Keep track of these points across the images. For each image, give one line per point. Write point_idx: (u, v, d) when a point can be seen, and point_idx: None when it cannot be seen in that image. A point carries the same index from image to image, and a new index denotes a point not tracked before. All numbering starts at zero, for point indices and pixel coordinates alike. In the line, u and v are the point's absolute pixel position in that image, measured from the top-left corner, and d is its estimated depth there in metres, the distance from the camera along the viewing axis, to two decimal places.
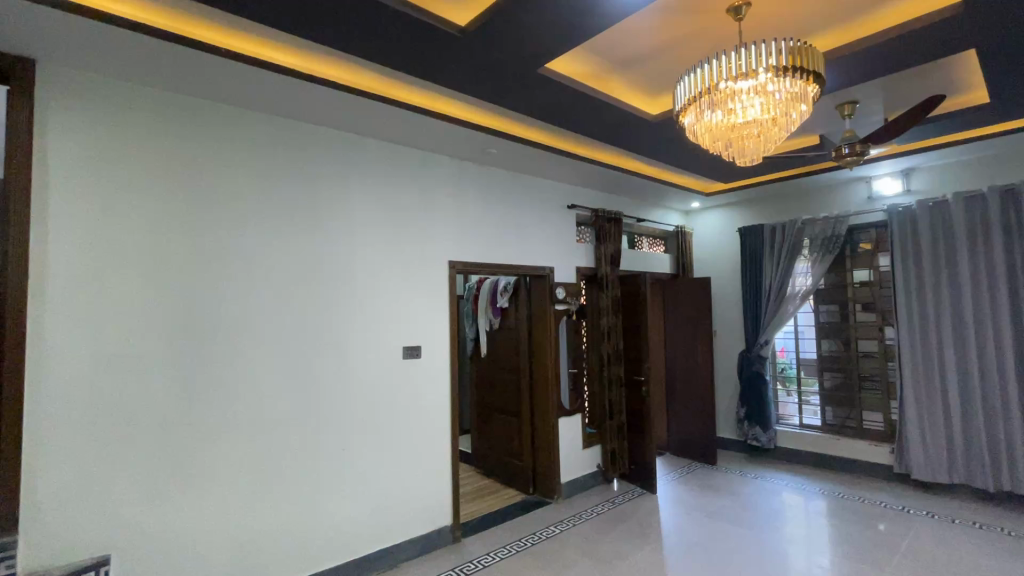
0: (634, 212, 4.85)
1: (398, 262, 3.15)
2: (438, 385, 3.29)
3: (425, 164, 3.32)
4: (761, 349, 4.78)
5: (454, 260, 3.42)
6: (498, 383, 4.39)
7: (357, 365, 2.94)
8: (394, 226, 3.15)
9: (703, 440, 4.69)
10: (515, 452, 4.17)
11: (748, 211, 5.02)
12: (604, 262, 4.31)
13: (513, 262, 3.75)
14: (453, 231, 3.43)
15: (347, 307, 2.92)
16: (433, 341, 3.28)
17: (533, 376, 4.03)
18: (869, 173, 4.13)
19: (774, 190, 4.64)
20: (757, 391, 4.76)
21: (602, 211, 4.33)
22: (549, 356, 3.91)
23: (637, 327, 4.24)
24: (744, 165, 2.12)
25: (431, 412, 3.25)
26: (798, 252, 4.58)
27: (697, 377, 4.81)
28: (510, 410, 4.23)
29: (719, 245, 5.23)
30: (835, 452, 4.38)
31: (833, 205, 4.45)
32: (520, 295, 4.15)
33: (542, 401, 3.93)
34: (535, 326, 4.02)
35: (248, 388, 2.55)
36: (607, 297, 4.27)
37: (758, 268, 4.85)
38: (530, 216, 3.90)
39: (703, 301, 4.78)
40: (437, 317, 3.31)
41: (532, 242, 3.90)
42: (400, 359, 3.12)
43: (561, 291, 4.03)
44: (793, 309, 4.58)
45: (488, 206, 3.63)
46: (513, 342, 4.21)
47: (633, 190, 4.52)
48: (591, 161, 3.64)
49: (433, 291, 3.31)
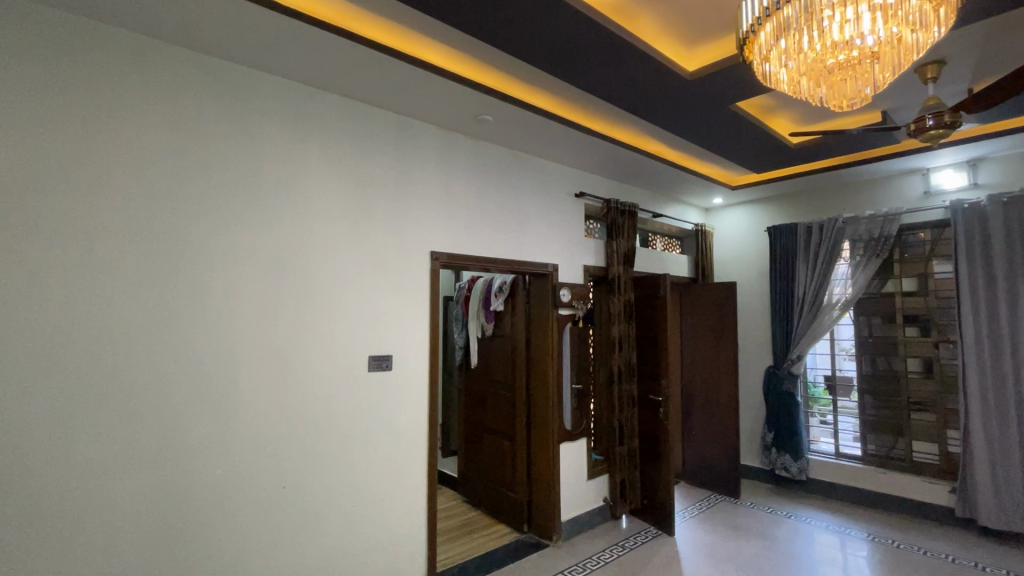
0: (650, 206, 4.26)
1: (369, 251, 2.55)
2: (413, 404, 2.67)
3: (405, 133, 2.72)
4: (792, 365, 4.18)
5: (438, 252, 2.81)
6: (490, 399, 3.77)
7: (312, 377, 2.32)
8: (367, 206, 2.56)
9: (725, 469, 4.09)
10: (507, 482, 3.55)
11: (777, 208, 4.43)
12: (615, 261, 3.71)
13: (512, 257, 3.16)
14: (437, 216, 2.83)
15: (300, 304, 2.30)
16: (410, 350, 2.67)
17: (530, 393, 3.42)
18: (927, 163, 3.56)
19: (810, 183, 4.07)
20: (786, 414, 4.16)
21: (614, 201, 3.74)
22: (551, 370, 3.30)
23: (655, 337, 3.65)
24: (839, 107, 1.55)
25: (404, 439, 2.63)
26: (837, 256, 3.99)
27: (719, 396, 4.20)
28: (503, 432, 3.62)
29: (742, 247, 4.64)
30: (880, 488, 3.78)
31: (881, 202, 3.86)
32: (518, 298, 3.55)
33: (541, 422, 3.32)
34: (535, 334, 3.42)
35: (155, 409, 1.93)
36: (619, 302, 3.67)
37: (789, 273, 4.25)
38: (532, 204, 3.32)
39: (726, 309, 4.19)
40: (416, 321, 2.71)
41: (535, 235, 3.32)
42: (367, 371, 2.50)
43: (566, 293, 3.42)
44: (832, 320, 3.99)
45: (481, 188, 3.04)
46: (509, 352, 3.60)
47: (649, 180, 3.94)
48: (606, 138, 3.05)
49: (411, 288, 2.70)
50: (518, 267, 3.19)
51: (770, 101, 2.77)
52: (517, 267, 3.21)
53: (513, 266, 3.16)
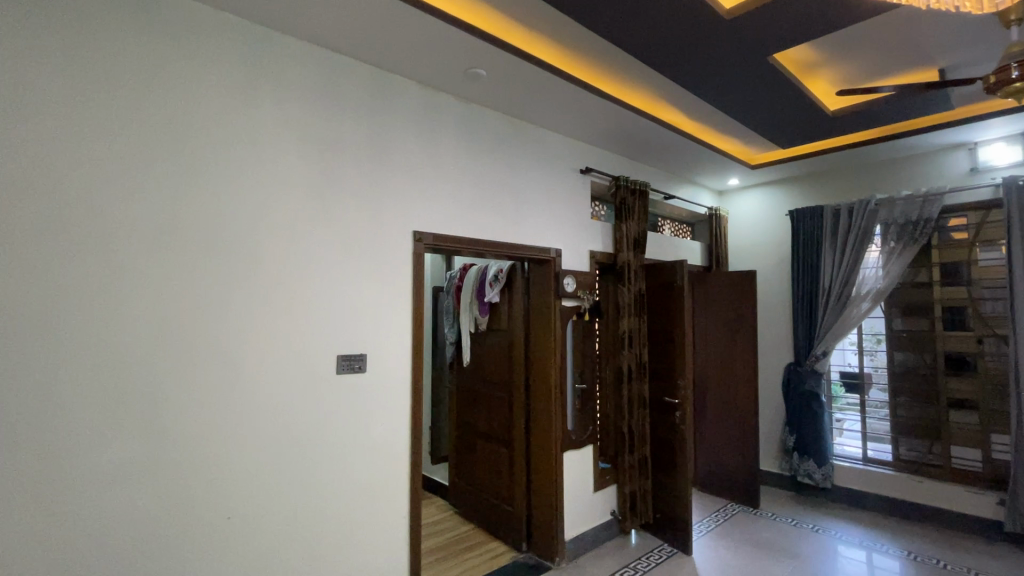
0: (661, 186, 3.87)
1: (340, 229, 2.12)
2: (391, 412, 2.25)
3: (383, 91, 2.29)
4: (817, 362, 3.81)
5: (422, 232, 2.38)
6: (484, 401, 3.37)
7: (268, 383, 1.90)
8: (338, 176, 2.13)
9: (744, 477, 3.72)
10: (503, 495, 3.17)
11: (799, 189, 4.03)
12: (625, 246, 3.31)
13: (510, 242, 2.75)
14: (422, 190, 2.40)
15: (252, 294, 1.88)
16: (389, 348, 2.25)
17: (529, 396, 3.03)
18: (976, 135, 3.17)
19: (838, 161, 3.67)
20: (810, 416, 3.78)
21: (623, 179, 3.33)
22: (554, 371, 2.90)
23: (670, 332, 3.26)
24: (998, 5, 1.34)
25: (382, 452, 2.21)
26: (868, 242, 3.60)
27: (737, 396, 3.83)
28: (499, 439, 3.23)
29: (760, 233, 4.25)
30: (916, 498, 3.44)
31: (919, 181, 3.48)
32: (516, 288, 3.14)
33: (542, 429, 2.92)
34: (534, 329, 3.02)
35: (55, 429, 1.49)
36: (629, 292, 3.27)
37: (813, 261, 3.86)
38: (532, 181, 2.90)
39: (745, 300, 3.79)
40: (397, 314, 2.29)
41: (535, 216, 2.91)
42: (336, 374, 2.08)
43: (570, 281, 3.01)
44: (862, 312, 3.62)
45: (474, 160, 2.62)
46: (505, 349, 3.20)
47: (662, 156, 3.53)
48: (618, 102, 2.65)
49: (390, 274, 2.27)
50: (516, 253, 2.78)
51: (814, 56, 2.37)
52: (515, 253, 2.81)
53: (510, 252, 2.76)
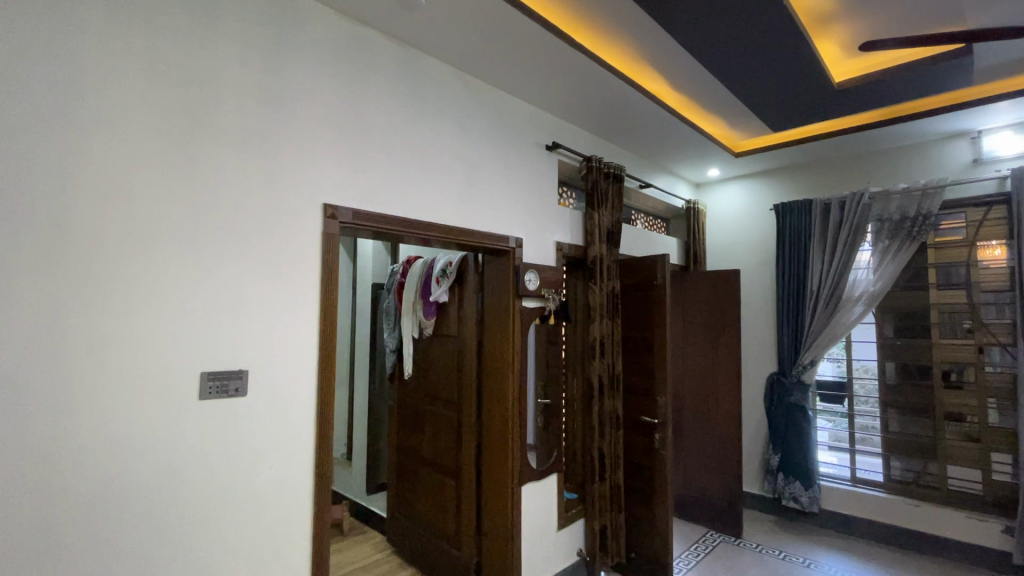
0: (636, 173, 3.42)
1: (213, 197, 1.52)
2: (290, 449, 1.65)
3: (286, 15, 1.70)
4: (803, 373, 3.44)
5: (337, 207, 1.79)
6: (429, 420, 2.81)
7: (81, 419, 1.28)
8: (212, 122, 1.52)
9: (726, 502, 3.31)
10: (450, 535, 2.62)
11: (784, 182, 3.68)
12: (596, 237, 2.83)
13: (459, 226, 2.21)
14: (341, 153, 1.83)
15: (52, 288, 1.25)
16: (284, 362, 1.65)
17: (482, 416, 2.50)
18: (981, 122, 2.87)
19: (829, 149, 3.33)
20: (797, 433, 3.40)
21: (596, 159, 2.85)
22: (513, 387, 2.38)
23: (648, 339, 2.80)
24: None
25: (274, 503, 1.61)
26: (861, 240, 3.26)
27: (717, 410, 3.41)
28: (445, 467, 2.68)
29: (741, 229, 3.88)
30: (911, 524, 3.11)
31: (916, 173, 3.16)
32: (468, 285, 2.59)
33: (497, 457, 2.40)
34: (489, 336, 2.49)
35: None
36: (601, 292, 2.79)
37: (801, 261, 3.50)
38: (487, 153, 2.38)
39: (728, 303, 3.38)
40: (299, 315, 1.69)
41: (492, 196, 2.38)
42: (199, 400, 1.47)
43: (533, 277, 2.48)
44: (854, 317, 3.27)
45: (412, 119, 2.06)
46: (454, 359, 2.65)
47: (641, 136, 3.08)
48: (593, 56, 2.17)
49: (290, 261, 1.67)
50: (468, 241, 2.25)
51: (832, 4, 1.96)
52: (466, 242, 2.27)
53: (459, 239, 2.22)
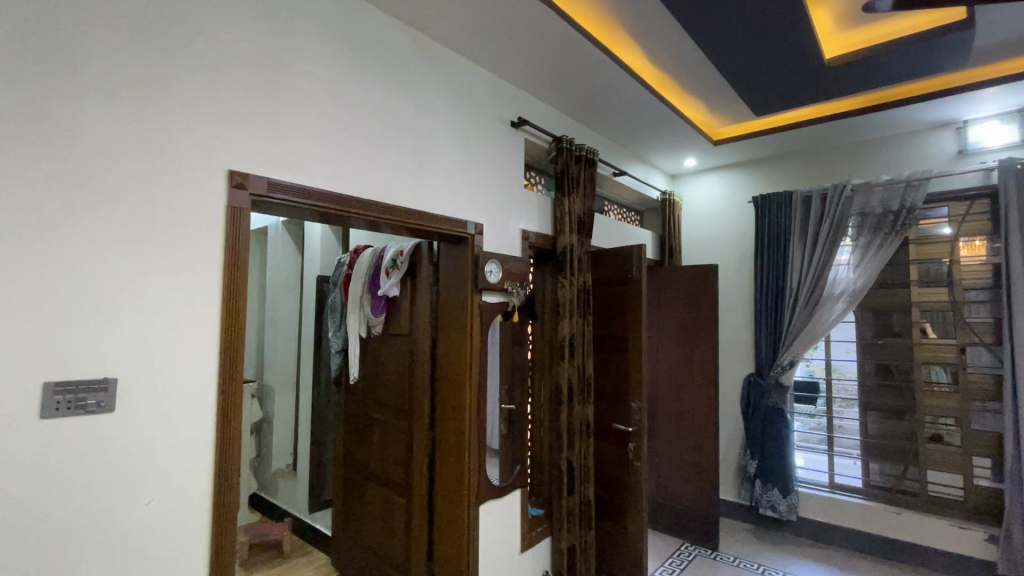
0: (610, 159, 3.17)
1: (68, 152, 1.16)
2: (179, 478, 1.30)
3: None
4: (781, 374, 3.27)
5: (249, 177, 1.46)
6: (378, 430, 2.49)
7: None
8: (70, 55, 1.17)
9: (701, 512, 3.11)
10: (399, 561, 2.32)
11: (763, 174, 3.50)
12: (566, 226, 2.57)
13: (408, 207, 1.90)
14: (258, 112, 1.49)
15: None
16: (172, 368, 1.30)
17: (436, 427, 2.20)
18: (968, 110, 2.73)
19: (811, 138, 3.16)
20: (776, 438, 3.21)
21: (566, 139, 2.58)
22: (470, 394, 2.08)
23: (622, 339, 2.55)
24: None
25: (155, 550, 1.26)
26: (842, 235, 3.10)
27: (693, 414, 3.21)
28: (395, 484, 2.37)
29: (718, 223, 3.69)
30: (892, 533, 2.97)
31: (899, 164, 3.02)
32: (421, 277, 2.28)
33: (452, 473, 2.10)
34: (443, 335, 2.19)
35: None
36: (571, 286, 2.53)
37: (780, 257, 3.33)
38: (443, 125, 2.08)
39: (706, 300, 3.17)
40: (193, 308, 1.34)
41: (448, 176, 2.09)
42: (42, 418, 1.11)
43: (495, 268, 2.19)
44: (835, 316, 3.11)
45: (351, 79, 1.74)
46: (406, 362, 2.34)
47: (616, 117, 2.84)
48: (564, 16, 1.90)
49: (183, 241, 1.33)
50: (418, 225, 1.94)
51: None
52: (416, 227, 1.96)
53: (407, 223, 1.91)
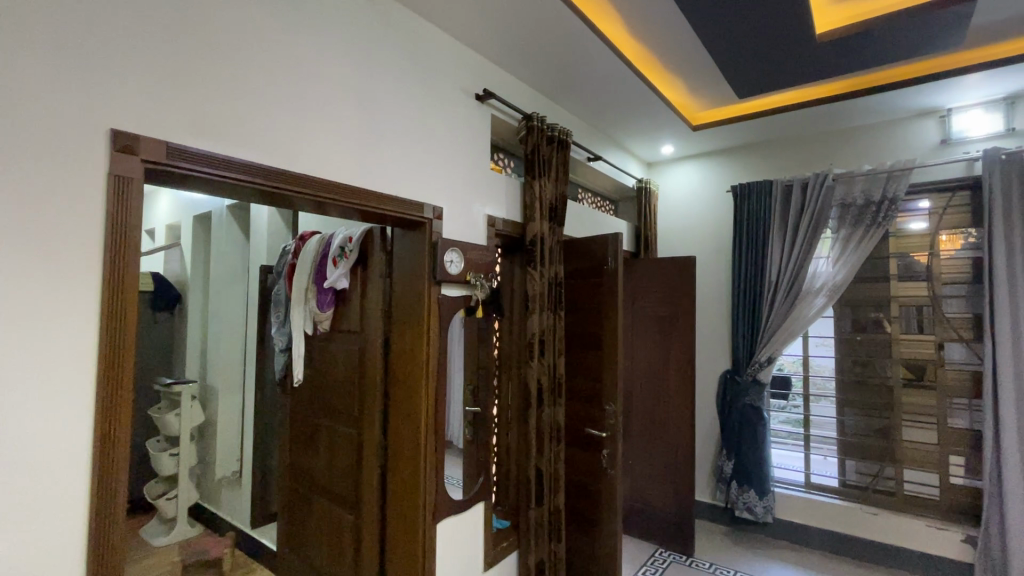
0: (585, 143, 2.96)
1: None
2: (39, 519, 1.02)
3: None
4: (759, 371, 3.14)
5: (143, 139, 1.17)
6: (327, 438, 2.23)
7: None
8: None
9: (676, 516, 2.98)
10: None
11: (742, 162, 3.36)
12: (537, 212, 2.34)
13: (352, 185, 1.64)
14: (158, 62, 1.21)
15: None
16: (31, 378, 1.02)
17: (389, 436, 1.96)
18: (954, 98, 2.62)
19: (793, 125, 3.02)
20: (753, 437, 3.08)
21: (537, 117, 2.35)
22: (427, 399, 1.85)
23: (596, 336, 2.35)
24: None
25: None
26: (823, 227, 2.98)
27: (669, 414, 3.05)
28: (344, 498, 2.12)
29: (696, 213, 3.54)
30: (868, 533, 2.89)
31: (882, 154, 2.91)
32: (373, 267, 2.03)
33: (406, 488, 1.87)
34: (398, 333, 1.95)
35: None
36: (541, 278, 2.31)
37: (758, 249, 3.19)
38: (394, 93, 1.82)
39: (683, 294, 3.01)
40: (61, 302, 1.06)
41: (400, 151, 1.83)
42: None
43: (456, 257, 1.95)
44: (814, 311, 3.00)
45: (282, 31, 1.47)
46: (356, 362, 2.08)
47: (591, 96, 2.62)
48: None
49: (47, 217, 1.04)
50: (364, 205, 1.68)
51: None
52: (363, 208, 1.70)
53: (351, 203, 1.65)
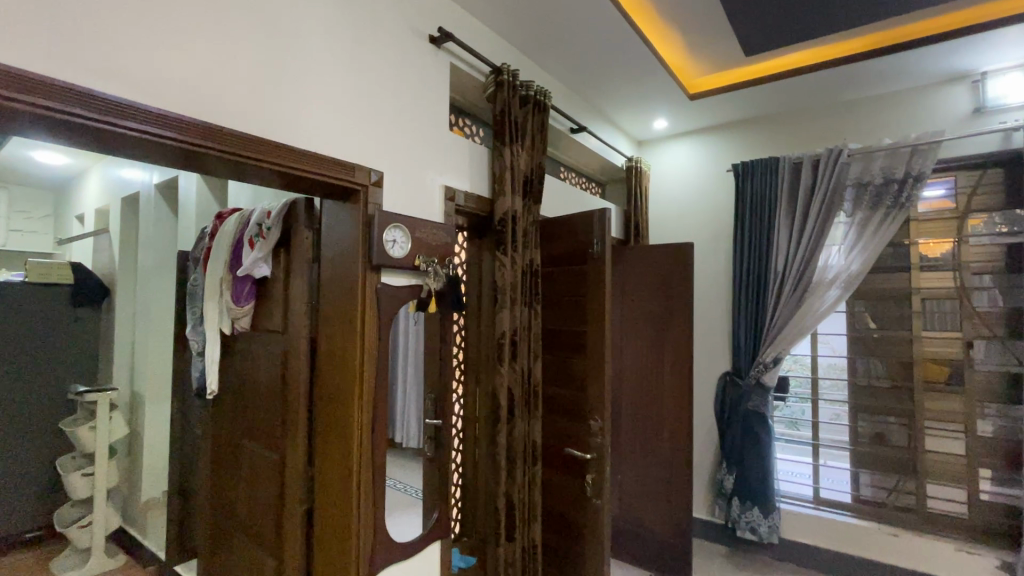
0: (566, 111, 2.56)
1: None
2: None
3: None
4: (763, 374, 2.78)
5: None
6: (249, 462, 1.81)
7: None
8: None
9: (669, 539, 2.61)
10: None
11: (743, 139, 3.00)
12: (507, 184, 1.94)
13: (242, 132, 1.20)
14: None
15: None
16: None
17: (315, 463, 1.56)
18: (990, 58, 2.27)
19: (804, 93, 2.65)
20: (758, 449, 2.72)
21: (508, 69, 1.94)
22: (360, 419, 1.44)
23: (579, 336, 1.96)
24: None
25: None
26: (835, 211, 2.63)
27: (663, 423, 2.68)
28: (266, 539, 1.71)
29: (691, 197, 3.17)
30: (886, 557, 2.56)
31: (903, 126, 2.56)
32: (297, 251, 1.61)
33: (335, 533, 1.46)
34: (326, 332, 1.54)
35: None
36: (512, 265, 1.91)
37: (762, 237, 2.83)
38: (316, 21, 1.40)
39: (680, 288, 2.62)
40: None
41: (325, 98, 1.41)
42: None
43: (400, 235, 1.53)
44: (826, 306, 2.64)
45: None
46: (278, 371, 1.67)
47: (574, 52, 2.22)
48: None
49: None
50: (261, 160, 1.24)
51: None
52: (262, 164, 1.26)
53: (241, 156, 1.20)
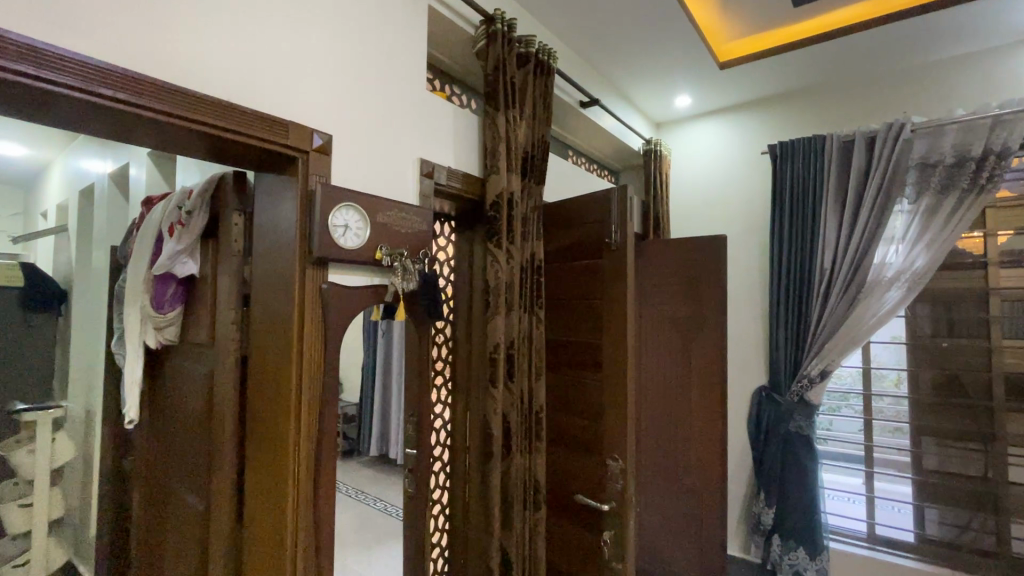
0: (576, 81, 2.18)
1: None
2: None
3: None
4: (807, 390, 2.36)
5: None
6: (177, 509, 1.44)
7: None
8: None
9: None
10: None
11: (780, 116, 2.61)
12: (502, 158, 1.56)
13: (74, 54, 0.78)
14: None
15: None
16: None
17: (244, 522, 1.18)
18: None
19: (858, 57, 2.23)
20: (803, 477, 2.31)
21: (501, 16, 1.57)
22: (295, 468, 1.06)
23: (594, 349, 1.58)
24: None
25: None
26: (895, 198, 2.21)
27: (690, 447, 2.28)
28: None
29: (719, 184, 2.78)
30: None
31: (980, 94, 2.14)
32: (225, 240, 1.25)
33: None
34: (258, 348, 1.17)
35: None
36: (507, 260, 1.54)
37: (805, 231, 2.43)
38: None
39: (712, 289, 2.22)
40: None
41: (252, 32, 1.04)
42: None
43: (352, 217, 1.14)
44: (885, 310, 2.23)
45: None
46: (206, 396, 1.30)
47: (586, 4, 1.84)
48: None
49: None
50: (112, 100, 0.82)
51: None
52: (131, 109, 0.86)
53: (72, 90, 0.78)
